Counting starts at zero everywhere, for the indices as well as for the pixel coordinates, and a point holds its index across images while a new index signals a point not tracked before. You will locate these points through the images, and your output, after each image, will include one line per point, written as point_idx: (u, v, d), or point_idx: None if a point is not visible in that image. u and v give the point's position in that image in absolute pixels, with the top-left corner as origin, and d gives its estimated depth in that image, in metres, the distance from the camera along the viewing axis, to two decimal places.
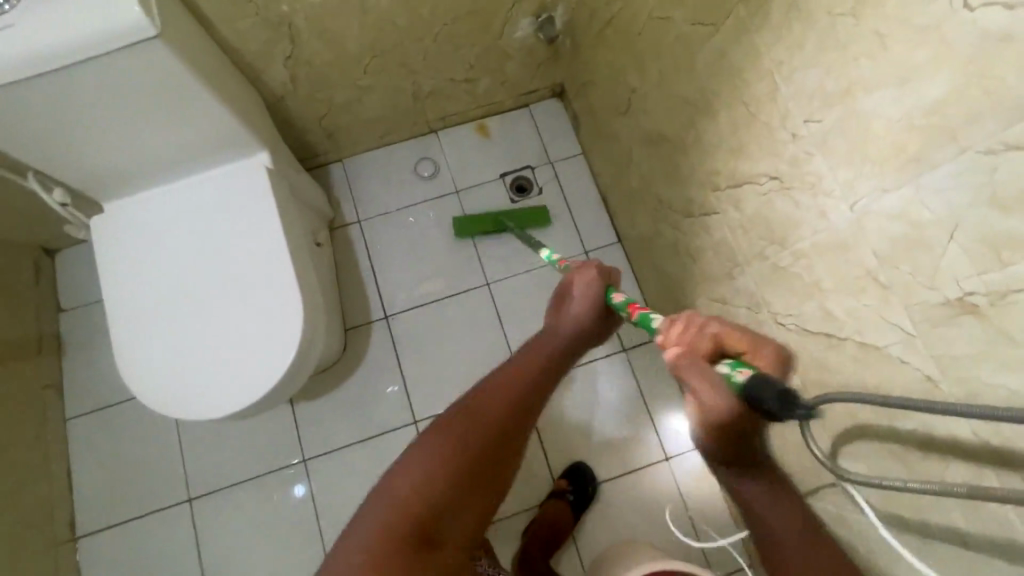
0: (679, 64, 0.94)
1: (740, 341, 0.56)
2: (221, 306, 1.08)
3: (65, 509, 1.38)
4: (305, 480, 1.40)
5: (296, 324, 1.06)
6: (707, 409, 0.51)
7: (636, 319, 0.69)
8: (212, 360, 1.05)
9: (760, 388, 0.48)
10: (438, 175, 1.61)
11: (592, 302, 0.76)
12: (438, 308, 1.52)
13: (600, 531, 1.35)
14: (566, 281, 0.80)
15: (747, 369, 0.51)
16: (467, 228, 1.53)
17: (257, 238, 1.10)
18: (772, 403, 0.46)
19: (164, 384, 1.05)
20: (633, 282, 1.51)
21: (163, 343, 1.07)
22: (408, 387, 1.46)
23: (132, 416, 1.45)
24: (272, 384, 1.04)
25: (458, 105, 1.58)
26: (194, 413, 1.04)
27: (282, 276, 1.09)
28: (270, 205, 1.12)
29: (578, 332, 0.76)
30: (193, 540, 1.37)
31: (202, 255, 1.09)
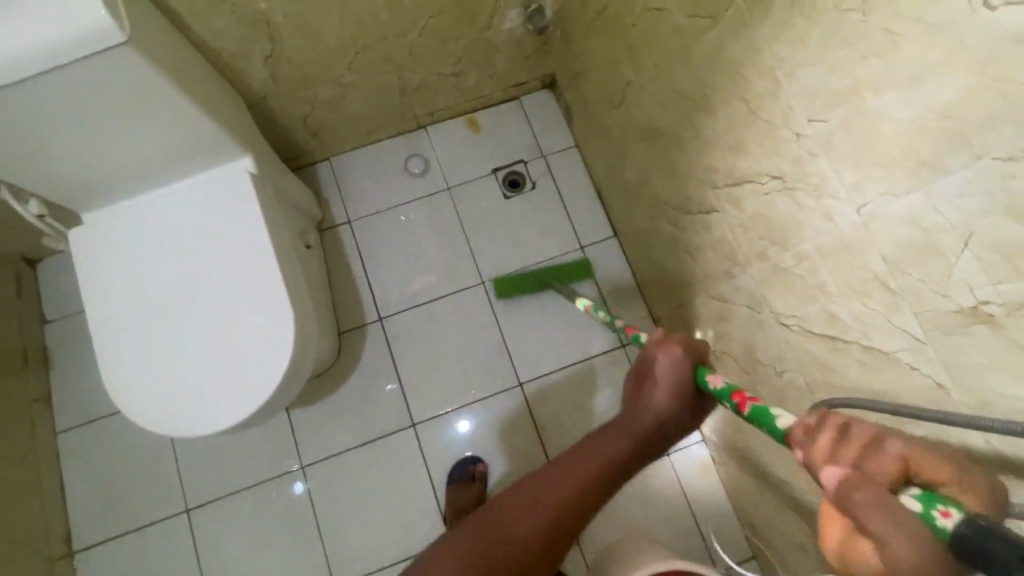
0: (675, 57, 0.91)
1: (940, 470, 0.42)
2: (209, 319, 1.04)
3: (60, 525, 1.35)
4: (303, 485, 1.39)
5: (287, 335, 1.03)
6: (900, 565, 0.37)
7: (744, 414, 0.60)
8: (202, 373, 1.03)
9: (976, 539, 0.35)
10: (428, 172, 1.57)
11: (675, 380, 0.72)
12: (432, 307, 1.49)
13: (603, 527, 1.35)
14: (647, 354, 0.74)
15: (949, 509, 0.38)
16: (511, 287, 1.47)
17: (244, 245, 1.07)
18: (1001, 551, 0.33)
19: (153, 399, 1.03)
20: (630, 276, 1.49)
21: (151, 355, 1.04)
22: (404, 390, 1.44)
23: (123, 427, 1.43)
24: (265, 398, 1.01)
25: (447, 99, 1.54)
26: (185, 428, 1.01)
27: (270, 285, 1.05)
28: (256, 212, 1.09)
29: (661, 423, 0.73)
30: (191, 550, 1.35)
31: (188, 265, 1.06)
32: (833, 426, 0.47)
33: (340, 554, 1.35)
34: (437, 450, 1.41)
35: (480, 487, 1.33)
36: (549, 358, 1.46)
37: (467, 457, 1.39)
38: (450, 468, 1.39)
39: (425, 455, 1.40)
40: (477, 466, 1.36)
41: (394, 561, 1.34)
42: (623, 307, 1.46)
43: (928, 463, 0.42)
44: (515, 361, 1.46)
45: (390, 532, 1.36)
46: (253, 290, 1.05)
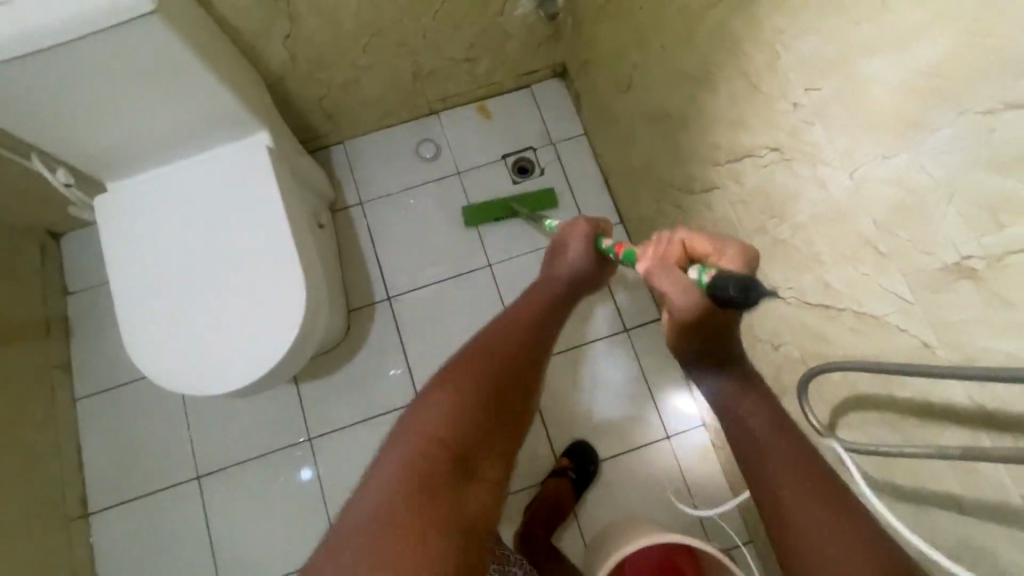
0: (680, 37, 0.93)
1: (705, 246, 0.59)
2: (224, 285, 1.08)
3: (77, 486, 1.41)
4: (311, 471, 1.42)
5: (298, 304, 1.07)
6: (676, 307, 0.56)
7: (623, 257, 0.74)
8: (216, 335, 1.07)
9: (717, 281, 0.51)
10: (439, 156, 1.61)
11: (586, 243, 0.82)
12: (440, 288, 1.52)
13: (602, 507, 1.37)
14: (559, 235, 0.86)
15: (711, 270, 0.55)
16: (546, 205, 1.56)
17: (260, 217, 1.11)
18: (731, 289, 0.49)
19: (168, 360, 1.07)
20: (635, 261, 1.52)
21: (167, 317, 1.08)
22: (411, 367, 1.48)
23: (139, 395, 1.48)
24: (274, 363, 1.05)
25: (459, 85, 1.57)
26: (197, 389, 1.05)
27: (282, 254, 1.09)
28: (272, 185, 1.13)
29: (579, 276, 0.83)
30: (200, 516, 1.40)
31: (205, 233, 1.10)
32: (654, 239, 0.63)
33: None
34: None
35: None
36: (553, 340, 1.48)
37: None
38: None
39: None
40: None
41: None
42: (628, 292, 1.49)
43: (696, 240, 0.59)
44: None
45: None
46: (267, 259, 1.09)
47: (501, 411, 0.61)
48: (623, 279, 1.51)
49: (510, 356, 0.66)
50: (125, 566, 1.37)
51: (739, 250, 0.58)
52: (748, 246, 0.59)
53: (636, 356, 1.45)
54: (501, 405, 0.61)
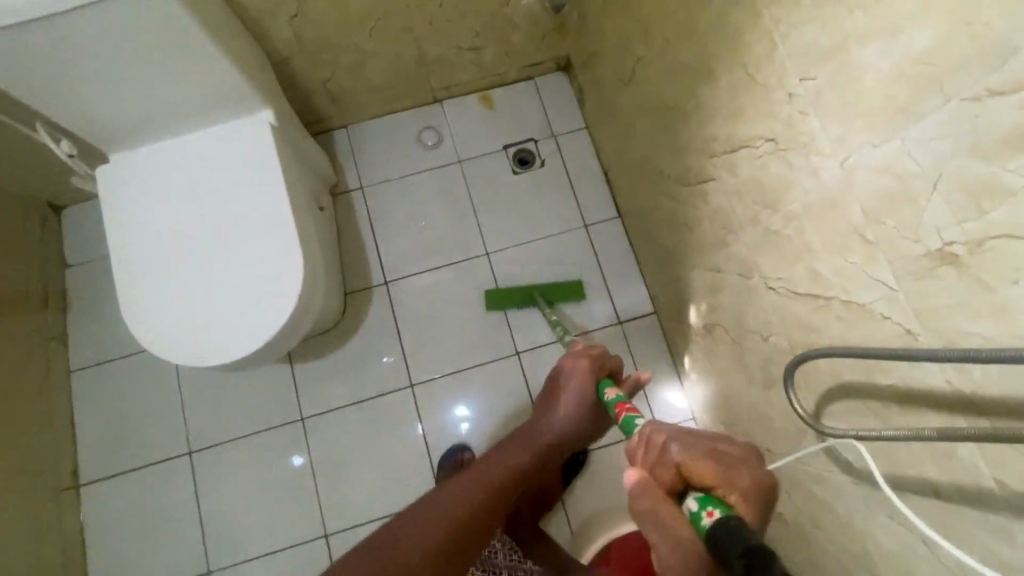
0: (682, 29, 0.94)
1: (710, 473, 0.62)
2: (222, 256, 1.09)
3: (69, 457, 1.41)
4: (302, 458, 1.42)
5: (295, 279, 1.08)
6: (666, 553, 0.57)
7: (619, 421, 0.81)
8: (211, 305, 1.08)
9: (722, 538, 0.51)
10: (440, 144, 1.62)
11: (579, 399, 0.91)
12: (438, 275, 1.54)
13: (590, 495, 1.38)
14: (559, 365, 0.95)
15: (712, 510, 0.57)
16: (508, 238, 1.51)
17: (261, 192, 1.12)
18: (732, 557, 0.49)
19: (163, 330, 1.07)
20: (632, 255, 1.54)
21: (163, 285, 1.09)
22: (406, 352, 1.49)
23: (134, 370, 1.48)
24: (269, 336, 1.06)
25: (463, 74, 1.58)
26: (192, 360, 1.06)
27: (282, 230, 1.10)
28: (275, 162, 1.14)
29: (565, 435, 0.91)
30: (191, 491, 1.41)
31: (205, 206, 1.11)
32: (646, 444, 0.68)
33: (333, 504, 1.39)
34: (433, 411, 1.45)
35: None
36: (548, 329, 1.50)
37: (456, 446, 1.41)
38: (439, 459, 1.41)
39: (420, 415, 1.45)
40: (465, 453, 1.38)
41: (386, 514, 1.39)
42: (623, 285, 1.51)
43: (694, 466, 0.62)
44: (513, 331, 1.50)
45: (383, 487, 1.40)
46: (265, 234, 1.10)
47: (456, 564, 0.67)
48: (619, 271, 1.53)
49: (480, 508, 0.73)
50: (114, 538, 1.38)
51: (753, 476, 0.61)
52: (756, 452, 0.64)
53: (629, 348, 1.46)
54: (449, 560, 0.66)
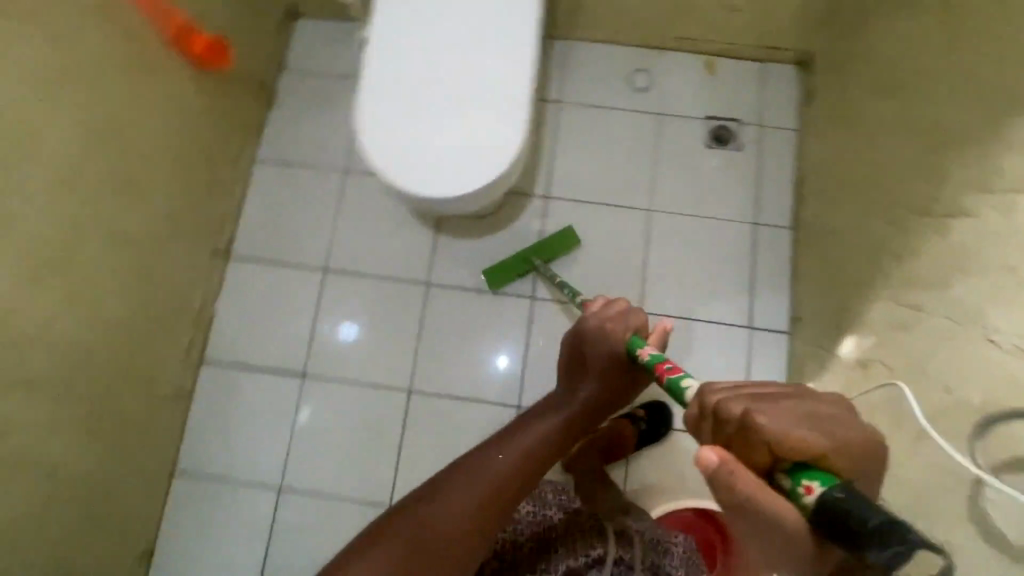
0: (1012, 50, 0.87)
1: (803, 448, 0.60)
2: (454, 101, 1.14)
3: (228, 230, 1.57)
4: (353, 329, 1.51)
5: (511, 147, 1.12)
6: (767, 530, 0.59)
7: (665, 381, 0.94)
8: (429, 139, 1.13)
9: (850, 519, 0.52)
10: (650, 90, 1.63)
11: (608, 355, 1.12)
12: (596, 211, 1.57)
13: (654, 467, 1.41)
14: (582, 324, 1.16)
15: (813, 485, 0.58)
16: (499, 278, 1.49)
17: (510, 59, 1.16)
18: (868, 542, 0.50)
19: (380, 136, 1.13)
20: (788, 268, 1.52)
21: (393, 104, 1.15)
22: (539, 266, 1.53)
23: (304, 180, 1.61)
24: (469, 187, 1.11)
25: (704, 30, 1.57)
26: (392, 176, 1.12)
27: (515, 100, 1.14)
28: (531, 38, 1.17)
29: (597, 391, 1.14)
30: (314, 302, 1.53)
31: (457, 51, 1.17)
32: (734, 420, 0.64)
33: (426, 367, 1.48)
34: (543, 328, 1.49)
35: None
36: (678, 303, 1.51)
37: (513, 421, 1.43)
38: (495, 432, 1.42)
39: (530, 327, 1.50)
40: None
41: (466, 398, 1.46)
42: (767, 293, 1.51)
43: (791, 444, 0.61)
44: (645, 291, 1.52)
45: (474, 374, 1.48)
46: (500, 97, 1.15)
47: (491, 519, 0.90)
48: (768, 278, 1.51)
49: (514, 482, 0.96)
50: (239, 311, 1.54)
51: (846, 439, 0.63)
52: (873, 444, 0.64)
53: (749, 353, 1.48)
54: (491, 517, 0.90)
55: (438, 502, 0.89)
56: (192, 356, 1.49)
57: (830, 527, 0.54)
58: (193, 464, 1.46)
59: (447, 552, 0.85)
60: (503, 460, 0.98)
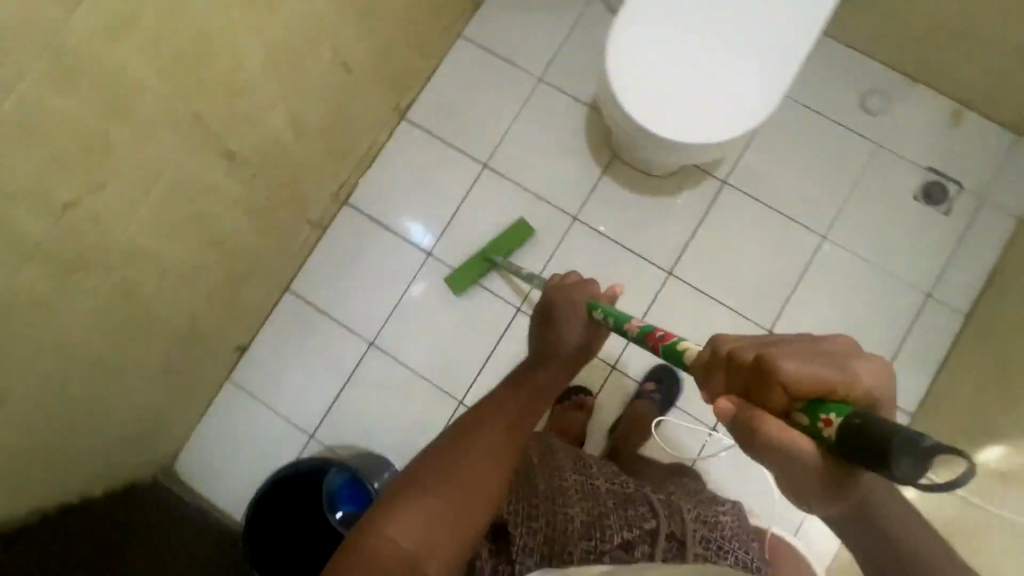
0: None
1: (821, 383, 0.53)
2: (714, 53, 1.12)
3: (413, 92, 1.58)
4: (421, 234, 1.54)
5: (751, 119, 1.11)
6: (794, 476, 0.54)
7: (662, 350, 0.88)
8: (675, 80, 1.12)
9: (879, 448, 0.45)
10: (877, 117, 1.49)
11: (576, 318, 1.10)
12: (767, 216, 1.49)
13: (715, 476, 1.41)
14: (559, 296, 1.14)
15: (831, 418, 0.51)
16: (461, 275, 1.49)
17: (787, 32, 1.12)
18: (897, 463, 0.44)
19: (630, 60, 1.13)
20: (943, 353, 1.40)
21: (654, 33, 1.14)
22: (687, 246, 1.49)
23: (498, 72, 1.59)
24: (693, 141, 1.11)
25: (971, 75, 1.41)
26: (627, 101, 1.13)
27: (774, 75, 1.11)
28: (819, 17, 1.11)
29: (574, 347, 1.09)
30: (463, 191, 1.55)
31: (738, 3, 1.13)
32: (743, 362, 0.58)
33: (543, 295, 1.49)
34: (667, 306, 1.47)
35: (584, 415, 1.40)
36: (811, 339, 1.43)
37: (577, 385, 1.45)
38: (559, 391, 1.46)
39: (654, 300, 1.48)
40: (583, 396, 1.42)
41: None
42: (909, 368, 1.40)
43: (811, 380, 0.53)
44: (782, 313, 1.45)
45: None
46: (760, 67, 1.12)
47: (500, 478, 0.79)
48: (917, 354, 1.40)
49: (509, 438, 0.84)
50: (392, 171, 1.57)
51: (871, 371, 0.54)
52: (880, 367, 0.55)
53: None
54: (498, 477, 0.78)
55: (442, 475, 0.75)
56: (340, 194, 1.54)
57: (858, 459, 0.48)
58: (303, 290, 1.54)
59: (462, 523, 0.72)
60: (497, 420, 0.86)
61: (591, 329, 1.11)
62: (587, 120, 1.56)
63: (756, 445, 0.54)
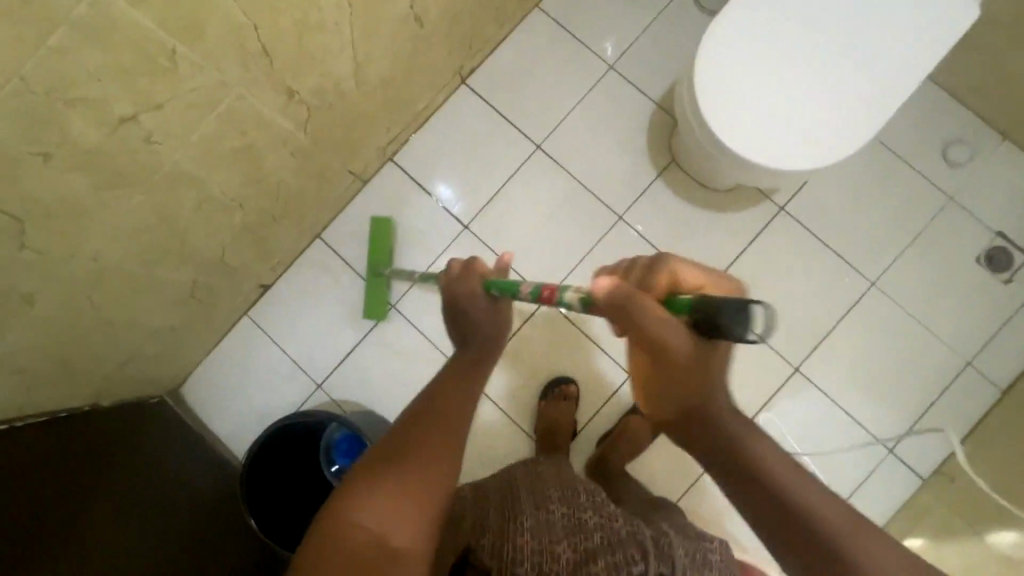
0: None
1: (692, 282, 0.70)
2: (812, 78, 1.06)
3: (478, 57, 1.52)
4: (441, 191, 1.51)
5: (835, 155, 1.05)
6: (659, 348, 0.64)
7: (556, 302, 0.86)
8: (765, 98, 1.06)
9: (718, 306, 0.59)
10: (957, 169, 1.42)
11: (475, 292, 0.88)
12: (819, 251, 1.43)
13: (710, 501, 1.40)
14: (458, 276, 0.90)
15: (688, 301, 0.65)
16: (374, 303, 1.46)
17: (892, 70, 1.05)
18: (735, 325, 0.57)
19: (723, 67, 1.07)
20: (970, 424, 1.36)
21: (754, 43, 1.07)
22: (730, 266, 1.44)
23: (570, 52, 1.52)
24: (770, 166, 1.06)
25: None
26: (716, 120, 1.07)
27: (869, 113, 1.05)
28: (931, 62, 1.05)
29: (489, 322, 0.87)
30: (511, 169, 1.51)
31: (848, 30, 1.06)
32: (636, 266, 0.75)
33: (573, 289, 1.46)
34: None
35: (568, 407, 1.39)
36: (837, 384, 1.39)
37: (563, 376, 1.44)
38: (545, 382, 1.45)
39: None
40: (567, 386, 1.40)
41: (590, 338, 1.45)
42: (933, 432, 1.36)
43: (685, 275, 0.70)
44: (813, 352, 1.40)
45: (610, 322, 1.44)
46: (857, 101, 1.06)
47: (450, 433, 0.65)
48: (944, 420, 1.36)
49: (450, 389, 0.71)
50: (443, 135, 1.53)
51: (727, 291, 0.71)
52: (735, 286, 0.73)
53: (874, 472, 1.36)
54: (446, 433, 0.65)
55: (378, 454, 0.62)
56: (387, 150, 1.50)
57: (705, 325, 0.61)
58: (333, 240, 1.52)
59: (412, 492, 0.59)
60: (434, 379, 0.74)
61: (497, 305, 0.90)
62: (652, 118, 1.50)
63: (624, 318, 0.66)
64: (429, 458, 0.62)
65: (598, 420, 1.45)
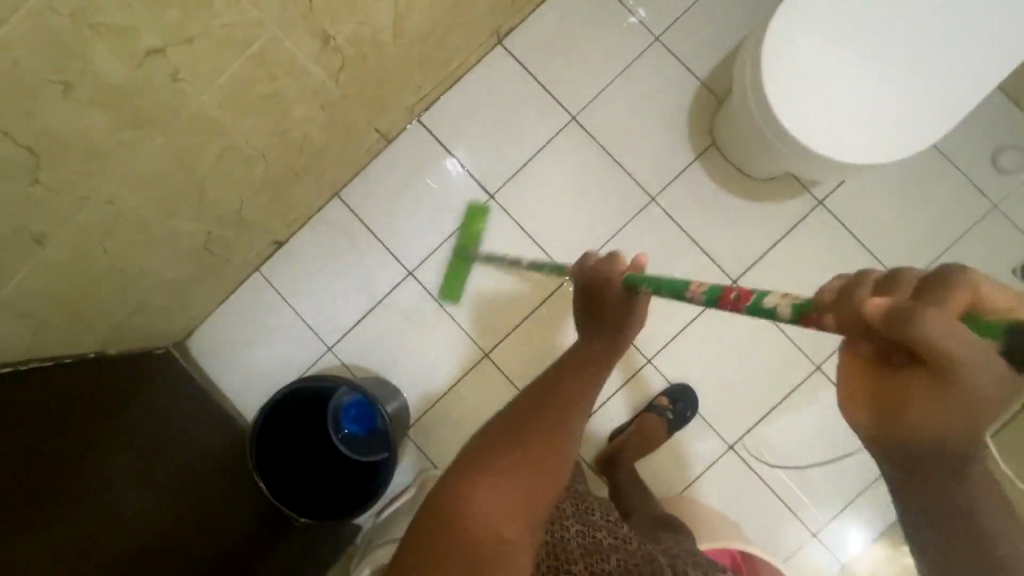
0: None
1: (1000, 294, 0.40)
2: (884, 71, 1.03)
3: (518, 18, 1.43)
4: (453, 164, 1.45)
5: (896, 153, 1.03)
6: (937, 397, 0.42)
7: (744, 310, 0.64)
8: (833, 87, 1.03)
9: None
10: (1004, 176, 1.37)
11: (611, 297, 0.85)
12: (853, 250, 1.39)
13: (716, 490, 1.40)
14: (599, 268, 0.87)
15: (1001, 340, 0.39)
16: (452, 284, 1.44)
17: (966, 71, 1.02)
18: None
19: (794, 50, 1.03)
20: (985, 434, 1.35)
21: (828, 29, 1.03)
22: (761, 259, 1.40)
23: (615, 20, 1.44)
24: (830, 158, 1.03)
25: None
26: (780, 106, 1.03)
27: (935, 114, 1.03)
28: (1007, 65, 1.02)
29: (603, 336, 0.87)
30: (543, 140, 1.44)
31: (928, 23, 1.02)
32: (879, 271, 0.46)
33: None
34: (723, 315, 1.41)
35: None
36: None
37: None
38: None
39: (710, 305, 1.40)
40: None
41: None
42: None
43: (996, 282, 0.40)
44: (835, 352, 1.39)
45: None
46: (926, 101, 1.03)
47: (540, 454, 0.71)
48: None
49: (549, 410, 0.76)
50: (475, 98, 1.45)
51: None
52: None
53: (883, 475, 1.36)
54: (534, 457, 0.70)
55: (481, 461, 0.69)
56: (416, 109, 1.42)
57: None
58: (352, 200, 1.46)
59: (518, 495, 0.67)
60: (531, 395, 0.80)
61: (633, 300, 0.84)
62: (696, 98, 1.43)
63: (915, 342, 0.41)
64: (526, 489, 0.68)
65: (611, 404, 1.42)
